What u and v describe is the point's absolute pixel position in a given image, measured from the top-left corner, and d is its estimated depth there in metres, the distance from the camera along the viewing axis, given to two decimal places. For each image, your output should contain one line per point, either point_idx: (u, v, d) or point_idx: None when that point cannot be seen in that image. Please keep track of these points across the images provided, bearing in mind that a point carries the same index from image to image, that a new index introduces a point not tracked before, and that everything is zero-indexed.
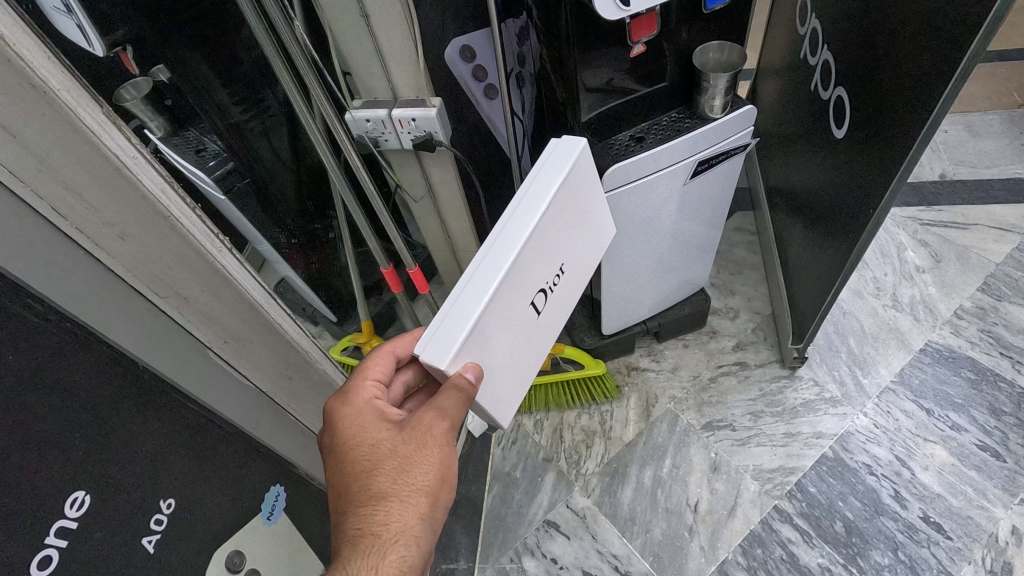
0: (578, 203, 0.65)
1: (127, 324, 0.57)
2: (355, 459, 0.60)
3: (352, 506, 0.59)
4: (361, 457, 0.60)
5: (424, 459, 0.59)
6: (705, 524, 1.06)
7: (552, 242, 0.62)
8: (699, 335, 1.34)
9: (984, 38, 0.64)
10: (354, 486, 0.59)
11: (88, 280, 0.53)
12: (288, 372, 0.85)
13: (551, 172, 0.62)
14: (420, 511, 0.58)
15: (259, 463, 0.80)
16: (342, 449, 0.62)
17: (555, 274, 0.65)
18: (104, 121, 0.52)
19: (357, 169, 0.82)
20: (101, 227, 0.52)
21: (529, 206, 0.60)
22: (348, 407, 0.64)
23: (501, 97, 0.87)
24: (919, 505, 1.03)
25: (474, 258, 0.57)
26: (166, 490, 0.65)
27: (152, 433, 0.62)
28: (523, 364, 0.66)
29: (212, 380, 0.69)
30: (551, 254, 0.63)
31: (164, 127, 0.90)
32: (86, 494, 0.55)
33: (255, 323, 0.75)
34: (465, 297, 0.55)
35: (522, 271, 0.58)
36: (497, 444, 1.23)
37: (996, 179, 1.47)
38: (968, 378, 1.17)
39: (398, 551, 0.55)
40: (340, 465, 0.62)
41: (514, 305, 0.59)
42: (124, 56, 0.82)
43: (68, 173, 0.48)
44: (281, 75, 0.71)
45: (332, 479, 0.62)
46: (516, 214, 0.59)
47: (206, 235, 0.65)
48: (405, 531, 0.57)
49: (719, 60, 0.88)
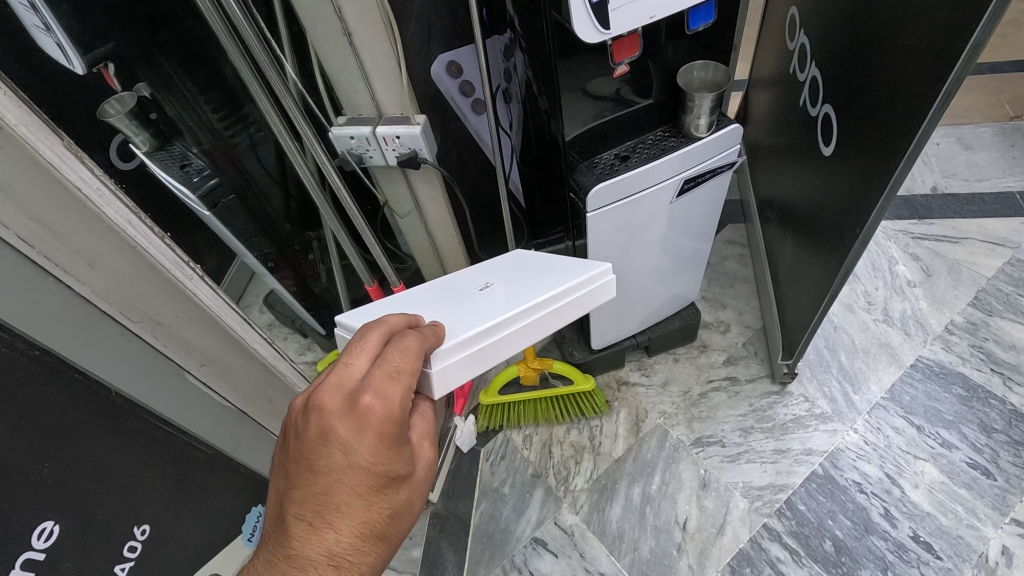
0: None
1: (96, 349, 0.56)
2: (366, 487, 0.50)
3: (347, 538, 0.51)
4: (373, 490, 0.51)
5: (417, 500, 0.56)
6: (694, 543, 1.05)
7: None
8: (689, 349, 1.34)
9: (965, 65, 0.64)
10: (357, 518, 0.51)
11: (55, 307, 0.51)
12: (269, 394, 0.81)
13: (602, 295, 0.60)
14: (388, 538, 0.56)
15: (239, 485, 0.79)
16: (358, 474, 0.50)
17: None
18: (66, 152, 0.48)
19: (334, 183, 0.82)
20: (68, 254, 0.50)
21: (569, 310, 0.58)
22: (380, 426, 0.49)
23: (487, 111, 0.84)
24: (909, 524, 1.02)
25: (513, 319, 0.54)
26: (140, 516, 0.65)
27: (123, 458, 0.62)
28: None
29: (186, 402, 0.67)
30: None
31: (148, 141, 0.87)
32: (55, 524, 0.56)
33: (236, 347, 0.71)
34: (475, 357, 0.52)
35: None
36: (486, 459, 1.22)
37: (988, 193, 1.47)
38: (959, 395, 1.16)
39: None
40: (345, 481, 0.50)
41: None
42: (106, 73, 0.81)
43: (32, 203, 0.46)
44: (258, 97, 0.71)
45: (330, 493, 0.50)
46: (559, 308, 0.57)
47: (176, 263, 0.60)
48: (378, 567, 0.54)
49: (704, 79, 0.87)
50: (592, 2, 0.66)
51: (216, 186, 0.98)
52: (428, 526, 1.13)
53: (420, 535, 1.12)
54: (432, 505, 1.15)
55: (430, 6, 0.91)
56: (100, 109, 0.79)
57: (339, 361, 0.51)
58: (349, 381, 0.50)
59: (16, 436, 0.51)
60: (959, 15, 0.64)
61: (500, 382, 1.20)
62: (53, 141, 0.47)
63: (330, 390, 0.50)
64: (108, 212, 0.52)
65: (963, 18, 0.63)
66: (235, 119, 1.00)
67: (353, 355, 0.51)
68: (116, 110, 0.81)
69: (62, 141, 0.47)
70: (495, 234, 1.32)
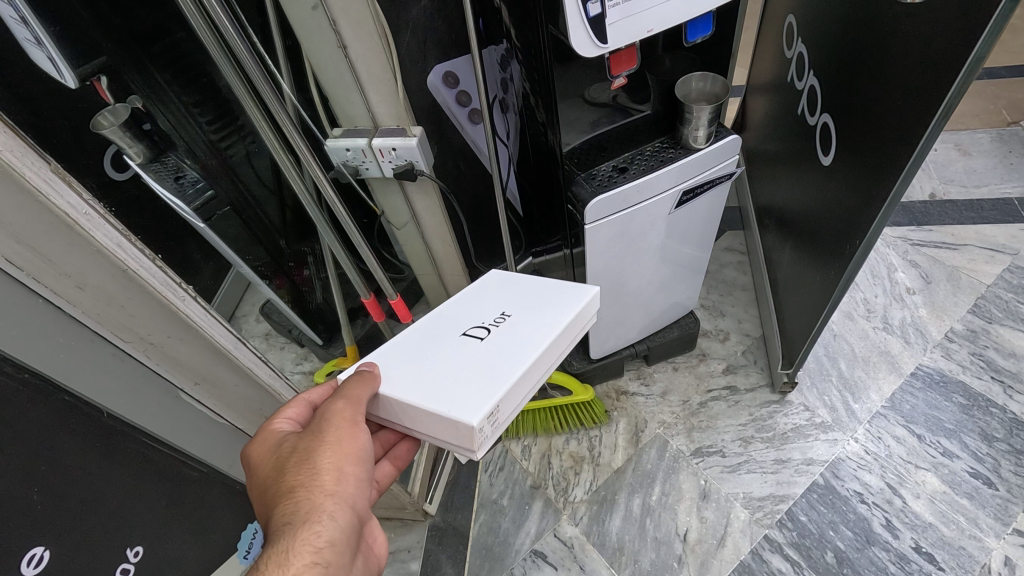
0: (501, 289, 0.76)
1: (87, 371, 0.54)
2: (274, 473, 0.57)
3: (271, 510, 0.54)
4: (278, 467, 0.57)
5: (340, 441, 0.57)
6: (694, 555, 1.04)
7: (476, 306, 0.73)
8: (688, 358, 1.33)
9: (965, 80, 0.64)
10: (271, 490, 0.56)
11: (47, 331, 0.50)
12: (264, 413, 0.76)
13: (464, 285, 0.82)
14: (344, 490, 0.55)
15: (237, 503, 0.78)
16: (260, 470, 0.59)
17: (492, 323, 0.68)
18: (54, 177, 0.46)
19: (326, 192, 0.79)
20: (59, 277, 0.48)
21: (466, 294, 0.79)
22: (265, 434, 0.62)
23: (483, 121, 0.80)
24: (911, 535, 1.02)
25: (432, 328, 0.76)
26: (134, 538, 0.65)
27: (112, 482, 0.61)
28: (467, 388, 0.58)
29: (180, 421, 0.65)
30: (477, 313, 0.72)
31: (141, 152, 0.84)
32: (45, 550, 0.55)
33: (233, 367, 0.67)
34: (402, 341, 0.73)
35: (438, 322, 0.73)
36: (485, 470, 1.21)
37: (986, 199, 1.47)
38: (959, 403, 1.16)
39: (307, 528, 0.51)
40: (258, 486, 0.58)
41: (435, 341, 0.68)
42: (99, 84, 0.80)
43: (18, 226, 0.44)
44: (246, 103, 0.69)
45: (258, 500, 0.58)
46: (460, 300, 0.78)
47: (167, 286, 0.56)
48: (315, 509, 0.52)
49: (702, 91, 0.86)
50: (588, 17, 0.65)
51: (211, 199, 0.96)
52: (427, 539, 1.12)
53: (419, 548, 1.11)
54: (430, 517, 1.14)
55: (426, 17, 0.91)
56: (94, 120, 0.78)
57: None
58: None
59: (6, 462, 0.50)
60: (959, 27, 0.63)
61: None
62: (40, 166, 0.45)
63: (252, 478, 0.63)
64: (98, 236, 0.50)
65: (962, 32, 0.63)
66: (230, 129, 1.01)
67: None
68: (110, 121, 0.81)
69: (48, 165, 0.45)
70: (492, 242, 1.31)
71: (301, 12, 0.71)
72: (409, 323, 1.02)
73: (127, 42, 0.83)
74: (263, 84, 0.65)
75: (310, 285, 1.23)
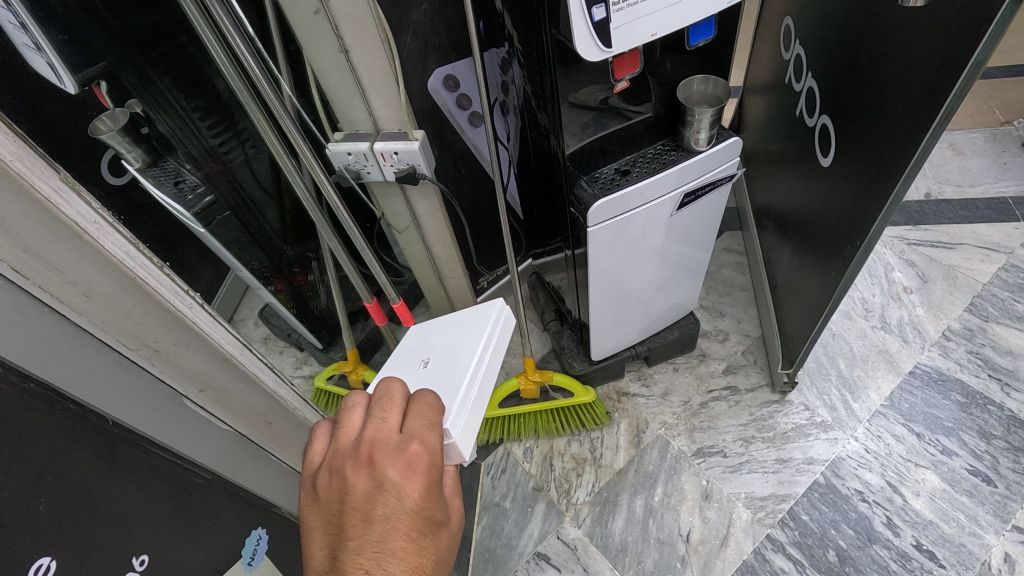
0: None
1: (94, 380, 0.53)
2: (416, 531, 0.52)
3: None
4: (426, 540, 0.53)
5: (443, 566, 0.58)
6: (697, 555, 1.05)
7: None
8: (689, 358, 1.33)
9: (967, 82, 0.64)
10: (415, 558, 0.51)
11: (56, 341, 0.49)
12: (265, 416, 0.77)
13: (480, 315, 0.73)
14: None
15: (248, 512, 0.76)
16: (408, 518, 0.53)
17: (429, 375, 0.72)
18: (61, 186, 0.46)
19: (327, 192, 0.77)
20: (65, 286, 0.48)
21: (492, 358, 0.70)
22: (429, 478, 0.55)
23: (485, 123, 0.78)
24: (911, 533, 1.03)
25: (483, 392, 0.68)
26: (140, 545, 0.59)
27: (122, 490, 0.57)
28: None
29: (189, 430, 0.64)
30: None
31: (141, 157, 0.88)
32: (52, 560, 0.50)
33: (235, 373, 0.68)
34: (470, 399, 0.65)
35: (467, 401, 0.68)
36: (486, 474, 1.21)
37: (981, 198, 1.48)
38: (958, 401, 1.17)
39: None
40: (396, 523, 0.52)
41: None
42: (98, 90, 0.83)
43: (27, 235, 0.44)
44: (246, 102, 0.69)
45: (389, 534, 0.51)
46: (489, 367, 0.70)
47: (173, 293, 0.57)
48: None
49: (704, 93, 0.87)
50: (594, 21, 0.66)
51: (211, 204, 0.96)
52: None
53: None
54: None
55: (427, 22, 0.91)
56: (92, 126, 0.82)
57: (376, 418, 0.56)
58: (390, 434, 0.56)
59: (41, 472, 0.49)
60: (959, 31, 0.64)
61: (500, 395, 1.18)
62: (49, 174, 0.45)
63: (379, 445, 0.55)
64: (107, 245, 0.50)
65: (962, 36, 0.63)
66: (228, 131, 0.99)
67: (391, 411, 0.57)
68: (108, 125, 0.82)
69: (57, 173, 0.46)
70: (493, 244, 1.31)
71: (303, 16, 0.71)
72: (410, 327, 1.02)
73: (127, 47, 0.83)
74: (263, 80, 0.64)
75: (312, 289, 1.22)
